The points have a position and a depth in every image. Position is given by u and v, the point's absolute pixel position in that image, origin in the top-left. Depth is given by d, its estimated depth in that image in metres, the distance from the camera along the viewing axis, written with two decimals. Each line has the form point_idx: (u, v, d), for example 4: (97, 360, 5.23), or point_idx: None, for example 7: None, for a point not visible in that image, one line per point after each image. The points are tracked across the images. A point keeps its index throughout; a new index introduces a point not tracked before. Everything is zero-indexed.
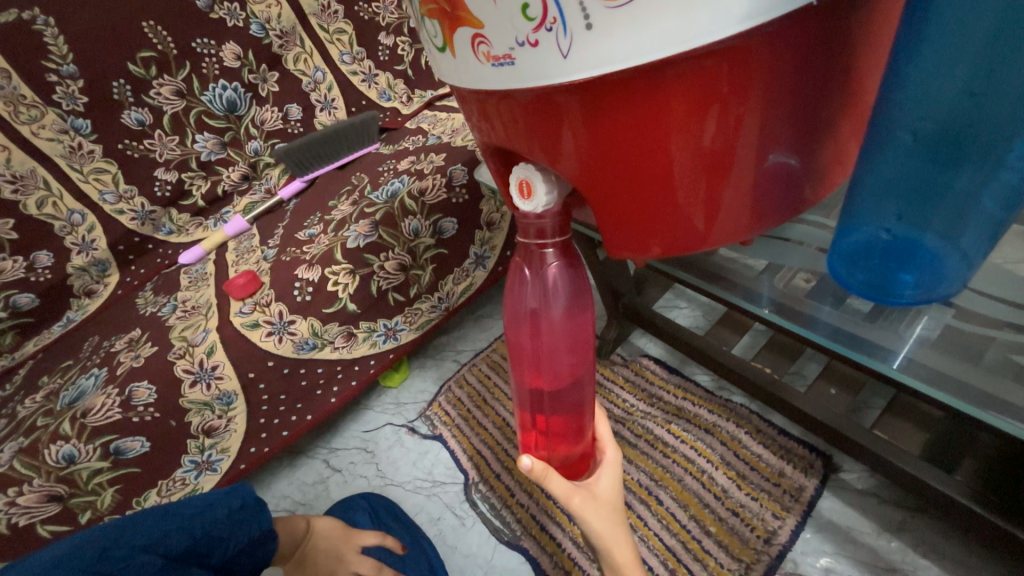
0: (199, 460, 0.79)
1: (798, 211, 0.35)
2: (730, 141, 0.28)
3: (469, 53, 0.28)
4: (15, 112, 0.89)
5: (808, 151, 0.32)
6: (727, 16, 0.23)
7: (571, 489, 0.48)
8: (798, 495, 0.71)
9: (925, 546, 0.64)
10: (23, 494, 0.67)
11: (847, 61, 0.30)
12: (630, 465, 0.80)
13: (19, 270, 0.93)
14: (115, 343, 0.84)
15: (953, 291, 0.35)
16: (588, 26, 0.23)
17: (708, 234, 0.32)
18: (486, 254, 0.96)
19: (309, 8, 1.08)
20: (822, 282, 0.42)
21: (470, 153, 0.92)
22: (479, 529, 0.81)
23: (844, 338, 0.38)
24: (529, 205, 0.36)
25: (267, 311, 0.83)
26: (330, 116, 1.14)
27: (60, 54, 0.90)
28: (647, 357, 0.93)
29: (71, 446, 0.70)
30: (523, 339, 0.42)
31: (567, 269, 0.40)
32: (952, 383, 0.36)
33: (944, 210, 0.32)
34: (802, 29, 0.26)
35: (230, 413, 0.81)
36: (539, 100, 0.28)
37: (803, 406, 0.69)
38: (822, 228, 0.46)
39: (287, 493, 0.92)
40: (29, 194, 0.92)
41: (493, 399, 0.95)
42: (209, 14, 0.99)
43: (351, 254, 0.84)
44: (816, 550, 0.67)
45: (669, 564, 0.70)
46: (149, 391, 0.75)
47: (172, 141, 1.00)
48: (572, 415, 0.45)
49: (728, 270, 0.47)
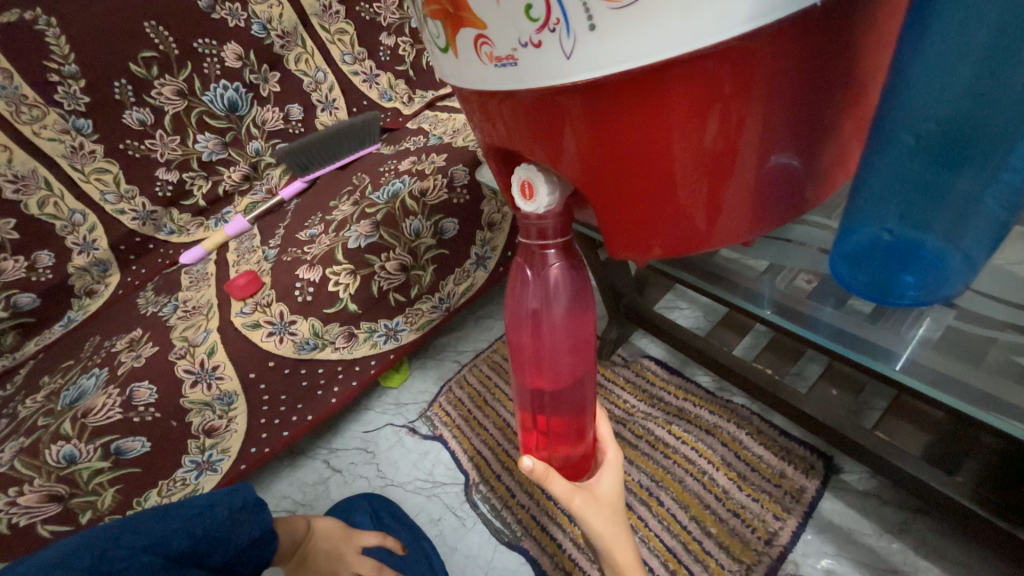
0: (200, 460, 0.79)
1: (799, 212, 0.35)
2: (732, 141, 0.28)
3: (472, 54, 0.28)
4: (16, 112, 0.89)
5: (810, 152, 0.32)
6: (729, 17, 0.23)
7: (572, 490, 0.48)
8: (799, 496, 0.71)
9: (926, 548, 0.64)
10: (23, 494, 0.67)
11: (849, 62, 0.30)
12: (630, 466, 0.80)
13: (21, 270, 0.93)
14: (116, 343, 0.84)
15: (954, 292, 0.34)
16: (592, 27, 0.23)
17: (709, 234, 0.32)
18: (486, 254, 0.96)
19: (311, 9, 1.08)
20: (823, 283, 0.42)
21: (471, 153, 0.92)
22: (480, 530, 0.81)
23: (845, 339, 0.38)
24: (530, 205, 0.36)
25: (268, 311, 0.82)
26: (331, 116, 1.14)
27: (62, 54, 0.90)
28: (648, 357, 0.93)
29: (72, 446, 0.70)
30: (525, 340, 0.42)
31: (569, 270, 0.40)
32: (954, 385, 0.35)
33: (947, 211, 0.32)
34: (804, 30, 0.26)
35: (230, 413, 0.81)
36: (541, 101, 0.28)
37: (804, 408, 0.69)
38: (824, 229, 0.46)
39: (287, 493, 0.92)
40: (30, 193, 0.92)
41: (493, 399, 0.96)
42: (210, 14, 0.99)
43: (352, 254, 0.84)
44: (817, 551, 0.67)
45: (670, 565, 0.70)
46: (150, 391, 0.75)
47: (173, 141, 1.00)
48: (573, 415, 0.44)
49: (729, 271, 0.47)
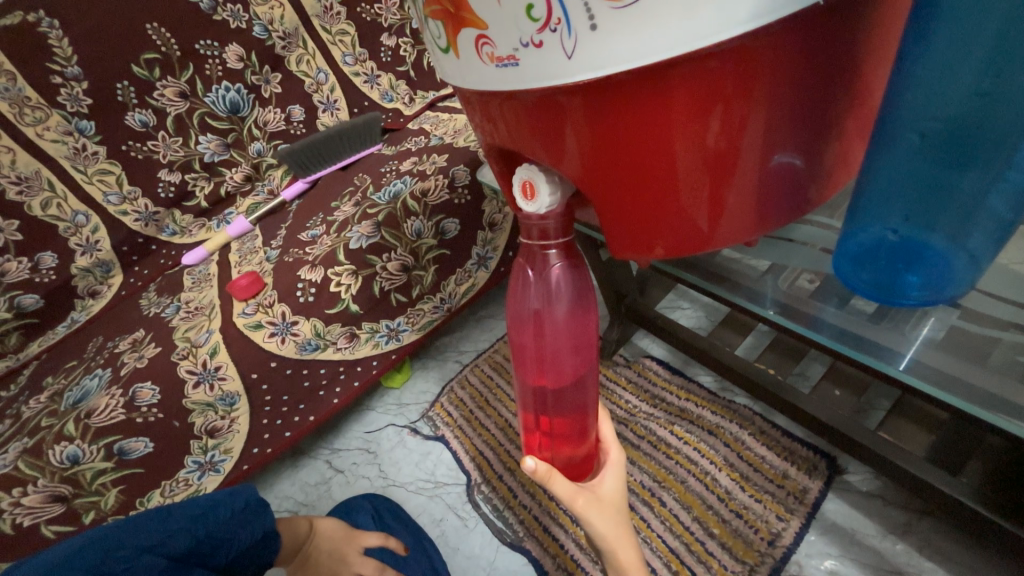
0: (203, 460, 0.80)
1: (803, 212, 0.35)
2: (735, 141, 0.27)
3: (474, 56, 0.28)
4: (20, 113, 0.90)
5: (812, 154, 0.32)
6: (733, 14, 0.23)
7: (576, 490, 0.48)
8: (802, 497, 0.71)
9: (931, 549, 0.63)
10: (28, 494, 0.68)
11: (852, 61, 0.29)
12: (633, 466, 0.81)
13: (24, 271, 0.93)
14: (119, 343, 0.84)
15: (961, 291, 0.34)
16: (593, 26, 0.23)
17: (712, 234, 0.32)
18: (488, 254, 0.96)
19: (312, 10, 1.08)
20: (827, 283, 0.42)
21: (472, 153, 0.91)
22: (482, 530, 0.81)
23: (849, 339, 0.38)
24: (532, 205, 0.35)
25: (271, 312, 0.82)
26: (332, 116, 1.14)
27: (65, 55, 0.90)
28: (651, 357, 0.93)
29: (76, 446, 0.70)
30: (527, 340, 0.42)
31: (570, 270, 0.40)
32: (958, 385, 0.35)
33: (951, 210, 0.32)
34: (806, 30, 0.26)
35: (233, 414, 0.81)
36: (543, 101, 0.27)
37: (806, 407, 0.69)
38: (825, 229, 0.46)
39: (290, 493, 0.92)
40: (33, 195, 0.93)
41: (495, 400, 0.96)
42: (212, 16, 0.99)
43: (354, 255, 0.84)
44: (820, 552, 0.67)
45: (672, 566, 0.70)
46: (152, 392, 0.75)
47: (176, 143, 1.00)
48: (575, 416, 0.44)
49: (732, 270, 0.47)
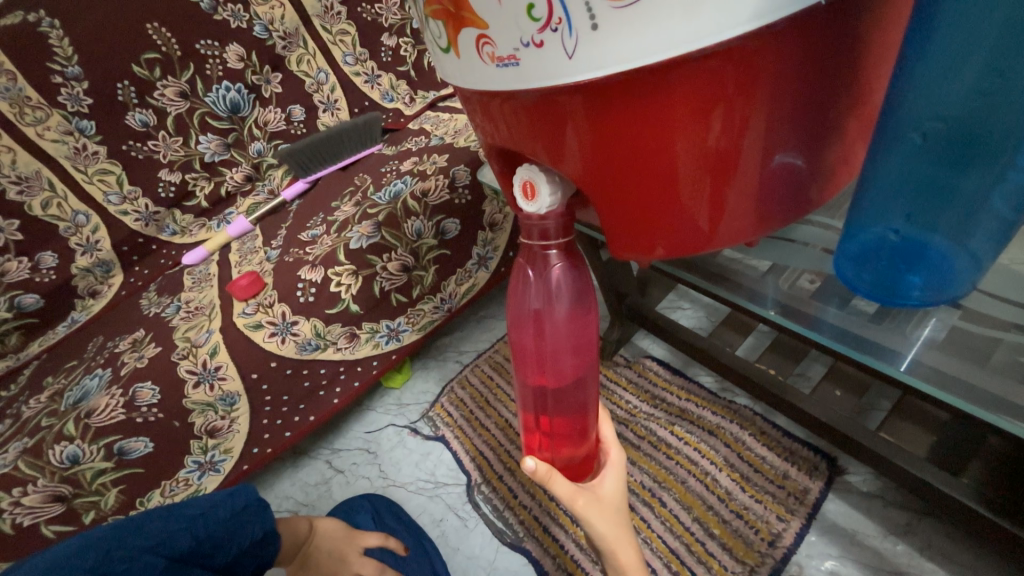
0: (203, 460, 0.80)
1: (804, 212, 0.35)
2: (736, 140, 0.27)
3: (474, 54, 0.28)
4: (20, 113, 0.90)
5: (813, 154, 0.32)
6: (734, 14, 0.23)
7: (576, 490, 0.47)
8: (802, 497, 0.71)
9: (931, 549, 0.63)
10: (28, 494, 0.67)
11: (853, 62, 0.29)
12: (633, 467, 0.80)
13: (24, 271, 0.93)
14: (119, 343, 0.84)
15: (963, 291, 0.34)
16: (594, 26, 0.23)
17: (713, 234, 0.32)
18: (488, 254, 0.96)
19: (312, 10, 1.08)
20: (828, 283, 0.42)
21: (472, 153, 0.91)
22: (482, 530, 0.81)
23: (849, 339, 0.38)
24: (533, 205, 0.35)
25: (271, 312, 0.82)
26: (333, 116, 1.13)
27: (65, 55, 0.90)
28: (651, 358, 0.93)
29: (76, 446, 0.70)
30: (527, 340, 0.42)
31: (570, 270, 0.40)
32: (959, 385, 0.35)
33: (953, 210, 0.32)
34: (808, 30, 0.26)
35: (233, 414, 0.81)
36: (545, 101, 0.27)
37: (807, 407, 0.69)
38: (826, 230, 0.46)
39: (290, 493, 0.92)
40: (33, 194, 0.93)
41: (495, 400, 0.95)
42: (212, 15, 0.99)
43: (354, 255, 0.84)
44: (821, 553, 0.67)
45: (673, 567, 0.70)
46: (152, 392, 0.75)
47: (176, 142, 1.00)
48: (575, 416, 0.44)
49: (733, 270, 0.47)
